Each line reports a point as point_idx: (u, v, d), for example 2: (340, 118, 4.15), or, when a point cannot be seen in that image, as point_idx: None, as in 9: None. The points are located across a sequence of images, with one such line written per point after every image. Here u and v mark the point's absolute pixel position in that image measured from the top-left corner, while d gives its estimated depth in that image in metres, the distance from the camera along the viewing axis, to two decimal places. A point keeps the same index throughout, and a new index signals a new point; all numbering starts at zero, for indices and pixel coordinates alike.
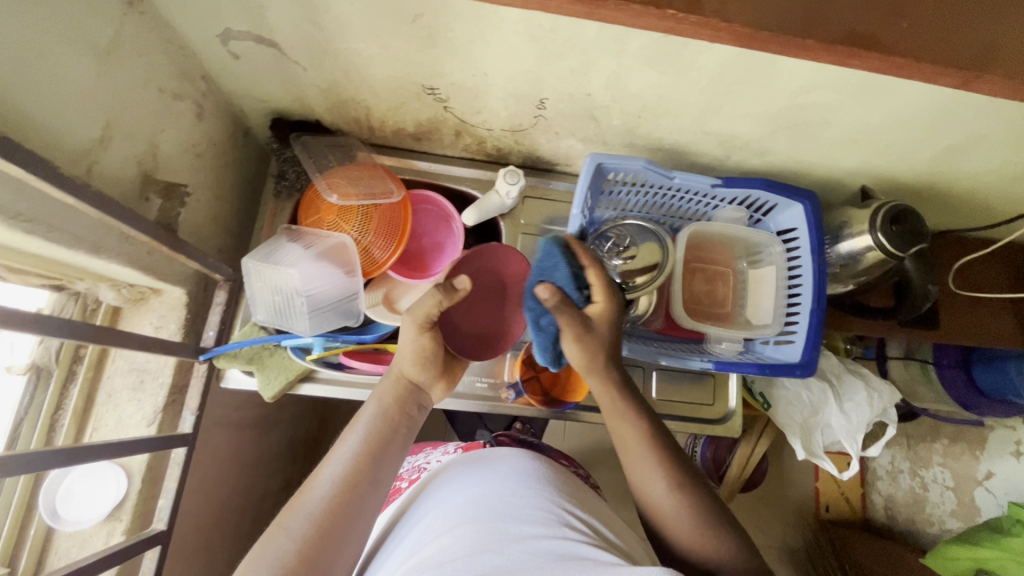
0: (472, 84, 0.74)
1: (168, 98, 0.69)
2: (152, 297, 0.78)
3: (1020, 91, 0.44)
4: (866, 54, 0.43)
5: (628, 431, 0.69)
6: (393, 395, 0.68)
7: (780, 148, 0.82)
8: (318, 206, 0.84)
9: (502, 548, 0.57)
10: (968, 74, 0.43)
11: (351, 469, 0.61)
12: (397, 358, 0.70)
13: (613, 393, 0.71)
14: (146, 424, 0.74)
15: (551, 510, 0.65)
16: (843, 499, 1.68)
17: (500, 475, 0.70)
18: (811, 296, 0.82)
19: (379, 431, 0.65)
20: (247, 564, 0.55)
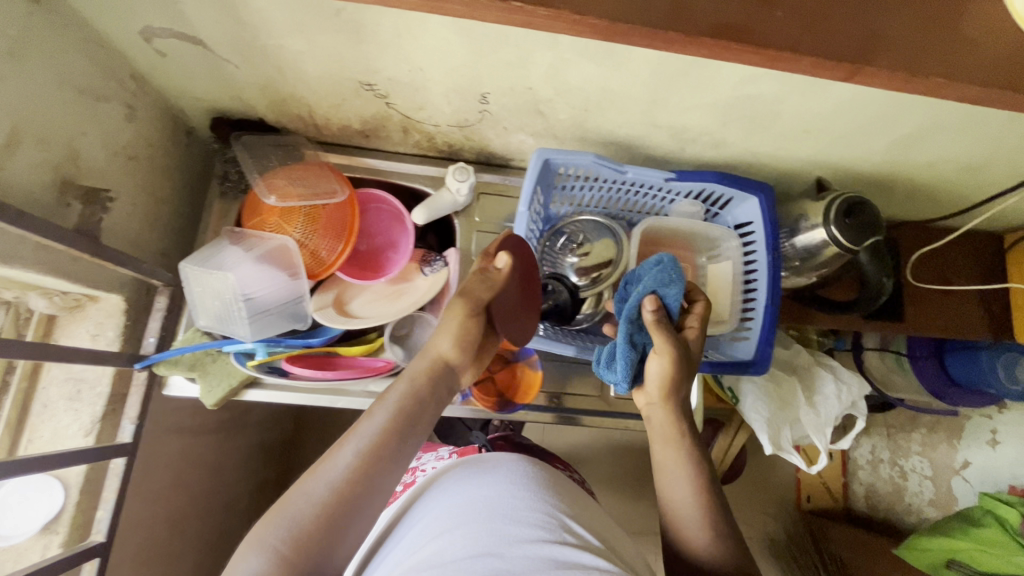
0: (410, 79, 0.72)
1: (90, 99, 0.66)
2: (88, 304, 0.75)
3: (905, 83, 0.42)
4: (729, 45, 0.41)
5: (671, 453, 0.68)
6: (426, 373, 0.62)
7: (734, 140, 0.80)
8: (260, 208, 0.82)
9: (507, 550, 0.56)
10: (850, 66, 0.42)
11: (378, 438, 0.56)
12: (433, 337, 0.64)
13: (675, 417, 0.68)
14: (83, 434, 0.73)
15: (552, 514, 0.64)
16: (824, 490, 1.67)
17: (505, 478, 0.69)
18: (767, 292, 0.81)
19: (410, 405, 0.59)
20: (259, 528, 0.51)
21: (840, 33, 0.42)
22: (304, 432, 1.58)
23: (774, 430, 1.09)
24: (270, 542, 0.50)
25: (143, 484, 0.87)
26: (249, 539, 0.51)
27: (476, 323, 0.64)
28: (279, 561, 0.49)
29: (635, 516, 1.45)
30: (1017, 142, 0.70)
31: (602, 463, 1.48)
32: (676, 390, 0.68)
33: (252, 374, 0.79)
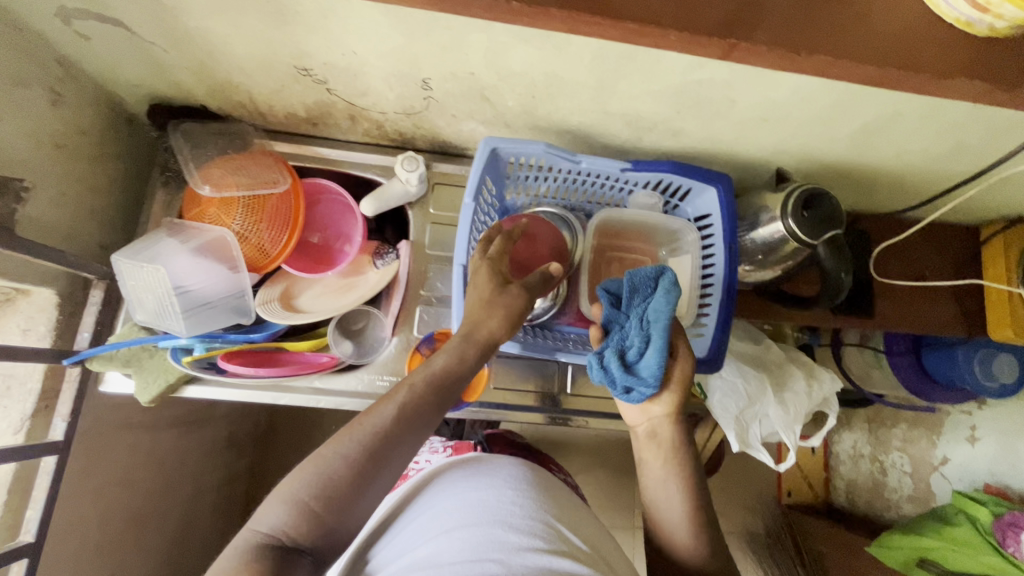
0: (346, 64, 0.69)
1: (5, 84, 0.63)
2: (19, 299, 0.72)
3: (778, 58, 0.44)
4: (586, 19, 0.42)
5: (674, 457, 0.66)
6: (474, 348, 0.62)
7: (691, 128, 0.76)
8: (198, 198, 0.79)
9: (505, 560, 0.56)
10: (722, 43, 0.43)
11: (416, 407, 0.57)
12: (478, 314, 0.64)
13: (676, 424, 0.67)
14: (12, 432, 0.70)
15: (544, 517, 0.63)
16: (805, 484, 1.65)
17: (506, 482, 0.67)
18: (722, 288, 0.79)
19: (446, 379, 0.60)
20: (290, 477, 0.53)
21: (710, 8, 0.44)
22: (277, 424, 1.56)
23: (742, 427, 1.07)
24: (300, 490, 0.51)
25: (87, 480, 0.85)
26: (274, 495, 0.52)
27: (520, 304, 0.64)
28: (304, 513, 0.50)
29: (609, 511, 1.43)
30: (982, 132, 0.67)
31: (577, 457, 1.46)
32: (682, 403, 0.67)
33: (188, 371, 0.76)
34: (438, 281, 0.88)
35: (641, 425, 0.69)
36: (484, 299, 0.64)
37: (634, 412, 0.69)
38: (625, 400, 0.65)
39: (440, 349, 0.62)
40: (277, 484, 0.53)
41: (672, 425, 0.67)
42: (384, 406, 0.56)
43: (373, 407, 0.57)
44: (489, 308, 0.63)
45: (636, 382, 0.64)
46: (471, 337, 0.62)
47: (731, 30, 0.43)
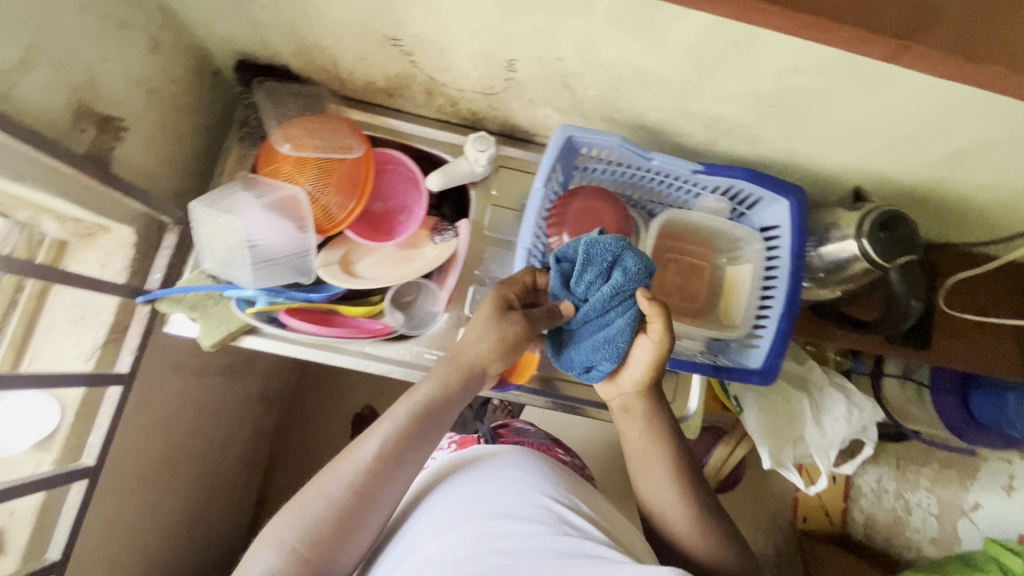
0: (436, 37, 0.69)
1: (113, 27, 0.65)
2: (100, 234, 0.76)
3: (956, 68, 0.42)
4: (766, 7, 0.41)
5: (656, 459, 0.70)
6: (452, 380, 0.66)
7: (769, 137, 0.75)
8: (274, 156, 0.81)
9: (510, 549, 0.56)
10: (898, 44, 0.41)
11: (395, 441, 0.61)
12: (462, 344, 0.67)
13: (648, 403, 0.71)
14: (84, 359, 0.74)
15: (550, 506, 0.64)
16: (823, 514, 1.59)
17: (506, 476, 0.68)
18: (784, 300, 0.76)
19: (430, 408, 0.64)
20: (279, 521, 0.57)
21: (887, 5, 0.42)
22: (305, 387, 1.62)
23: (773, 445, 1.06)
24: (287, 534, 0.55)
25: (141, 416, 0.90)
26: (264, 542, 0.56)
27: (517, 332, 0.66)
28: (293, 556, 0.54)
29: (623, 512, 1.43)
30: None
31: None
32: (652, 381, 0.69)
33: (250, 322, 0.78)
34: (493, 262, 0.89)
35: (615, 398, 0.73)
36: (475, 327, 0.67)
37: (609, 388, 0.73)
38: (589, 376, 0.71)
39: (424, 379, 0.66)
40: (272, 524, 0.58)
41: (643, 400, 0.71)
42: (365, 442, 0.61)
43: (356, 444, 0.62)
44: (479, 335, 0.66)
45: (592, 364, 0.69)
46: (454, 362, 0.67)
47: (911, 33, 0.41)
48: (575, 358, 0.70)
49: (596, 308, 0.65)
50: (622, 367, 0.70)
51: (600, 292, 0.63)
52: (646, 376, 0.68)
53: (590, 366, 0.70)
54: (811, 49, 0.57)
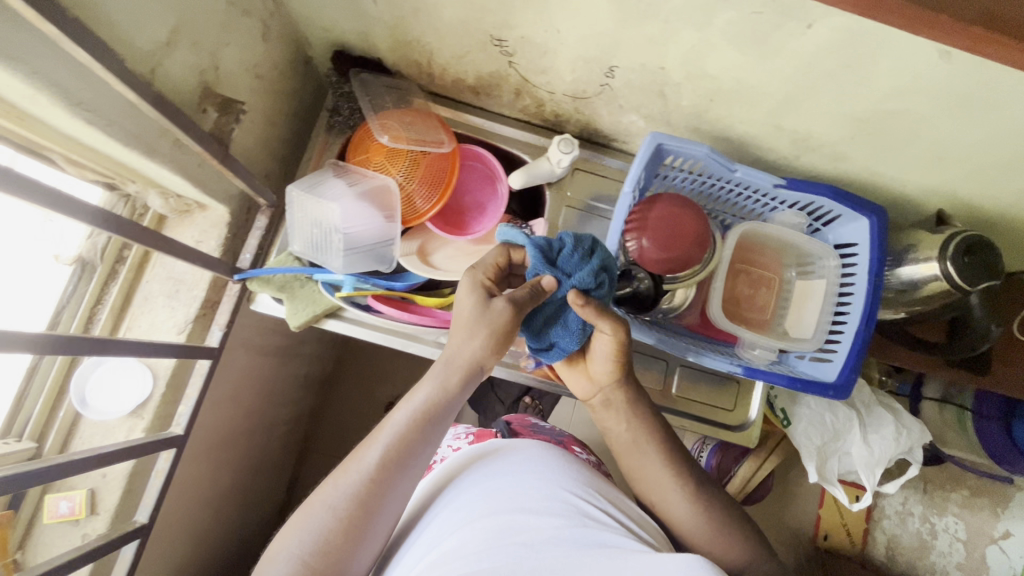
0: (543, 40, 0.71)
1: (236, 13, 0.67)
2: (197, 211, 0.79)
3: None
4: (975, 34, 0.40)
5: (650, 456, 0.75)
6: (450, 379, 0.63)
7: (856, 156, 0.76)
8: (368, 145, 0.84)
9: (528, 542, 0.57)
10: None
11: (395, 449, 0.60)
12: (458, 341, 0.64)
13: (628, 394, 0.75)
14: (176, 331, 0.76)
15: (566, 499, 0.64)
16: (845, 534, 1.42)
17: (522, 473, 0.68)
18: (861, 317, 0.78)
19: (429, 410, 0.63)
20: (289, 533, 0.58)
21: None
22: (341, 373, 1.64)
23: (818, 460, 1.08)
24: (297, 547, 0.56)
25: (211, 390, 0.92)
26: (273, 555, 0.57)
27: (507, 315, 0.62)
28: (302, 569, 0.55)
29: None
30: None
31: None
32: (620, 371, 0.72)
33: (338, 305, 0.80)
34: None
35: (594, 395, 0.77)
36: (464, 323, 0.64)
37: (584, 385, 0.77)
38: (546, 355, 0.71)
39: (422, 380, 0.65)
40: (281, 533, 0.59)
41: (620, 391, 0.75)
42: (364, 451, 0.61)
43: (356, 452, 0.62)
44: (471, 332, 0.63)
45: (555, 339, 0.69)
46: (452, 363, 0.64)
47: None
48: (542, 334, 0.69)
49: (583, 287, 0.64)
50: (591, 360, 0.74)
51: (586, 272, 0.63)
52: (614, 367, 0.72)
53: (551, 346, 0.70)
54: (928, 74, 0.58)
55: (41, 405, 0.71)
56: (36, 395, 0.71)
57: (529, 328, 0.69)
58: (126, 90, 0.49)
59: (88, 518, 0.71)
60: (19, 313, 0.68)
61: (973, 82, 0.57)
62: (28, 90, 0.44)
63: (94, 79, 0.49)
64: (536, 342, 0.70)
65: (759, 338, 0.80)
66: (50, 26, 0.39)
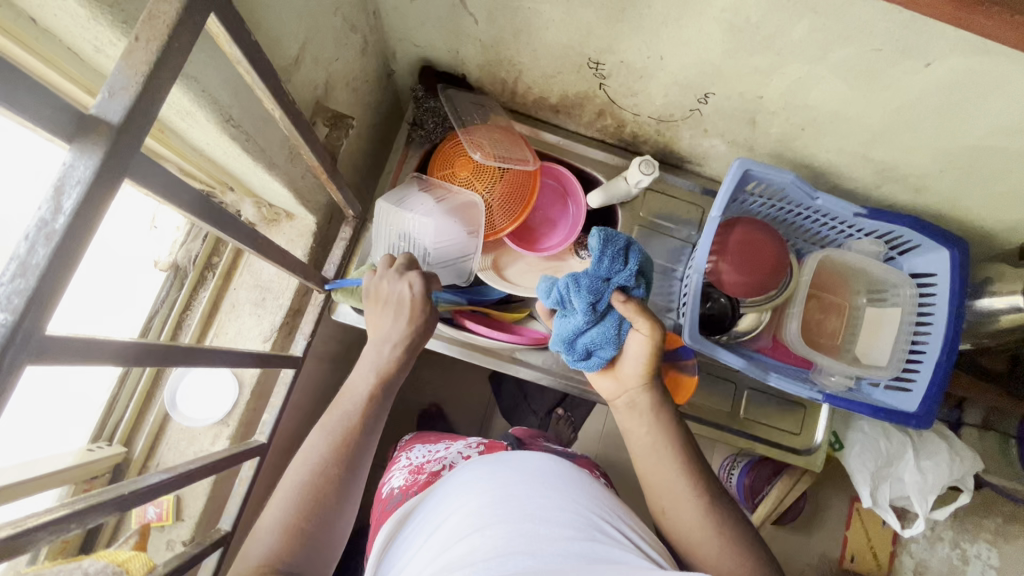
0: (642, 65, 0.72)
1: (347, 29, 0.68)
2: (284, 220, 0.80)
3: None
4: None
5: (666, 467, 0.64)
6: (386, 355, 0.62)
7: (940, 189, 0.77)
8: (453, 160, 0.86)
9: (535, 550, 0.52)
10: None
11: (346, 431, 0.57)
12: (384, 315, 0.64)
13: (650, 395, 0.67)
14: (261, 339, 0.77)
15: (579, 511, 0.60)
16: (871, 556, 1.40)
17: (528, 479, 0.64)
18: (942, 349, 0.78)
19: (383, 375, 0.61)
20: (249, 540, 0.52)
21: None
22: None
23: (872, 486, 1.09)
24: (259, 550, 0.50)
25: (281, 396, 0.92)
26: (257, 530, 0.53)
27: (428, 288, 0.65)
28: (291, 532, 0.51)
29: None
30: None
31: None
32: (652, 371, 0.66)
33: None
34: None
35: (619, 397, 0.69)
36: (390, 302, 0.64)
37: (610, 385, 0.70)
38: (585, 365, 0.68)
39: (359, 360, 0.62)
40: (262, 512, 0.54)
41: (647, 393, 0.67)
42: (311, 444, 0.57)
43: (322, 422, 0.59)
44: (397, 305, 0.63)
45: (594, 349, 0.66)
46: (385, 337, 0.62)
47: None
48: (576, 341, 0.66)
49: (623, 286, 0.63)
50: (620, 361, 0.67)
51: (629, 273, 0.61)
52: (647, 366, 0.65)
53: (589, 354, 0.67)
54: None
55: (131, 409, 0.72)
56: (127, 399, 0.72)
57: (562, 339, 0.66)
58: (273, 108, 0.49)
59: (173, 524, 0.72)
60: (115, 319, 0.69)
61: None
62: (189, 106, 0.45)
63: (240, 94, 0.50)
64: (572, 353, 0.67)
65: (837, 364, 0.80)
66: (234, 48, 0.39)
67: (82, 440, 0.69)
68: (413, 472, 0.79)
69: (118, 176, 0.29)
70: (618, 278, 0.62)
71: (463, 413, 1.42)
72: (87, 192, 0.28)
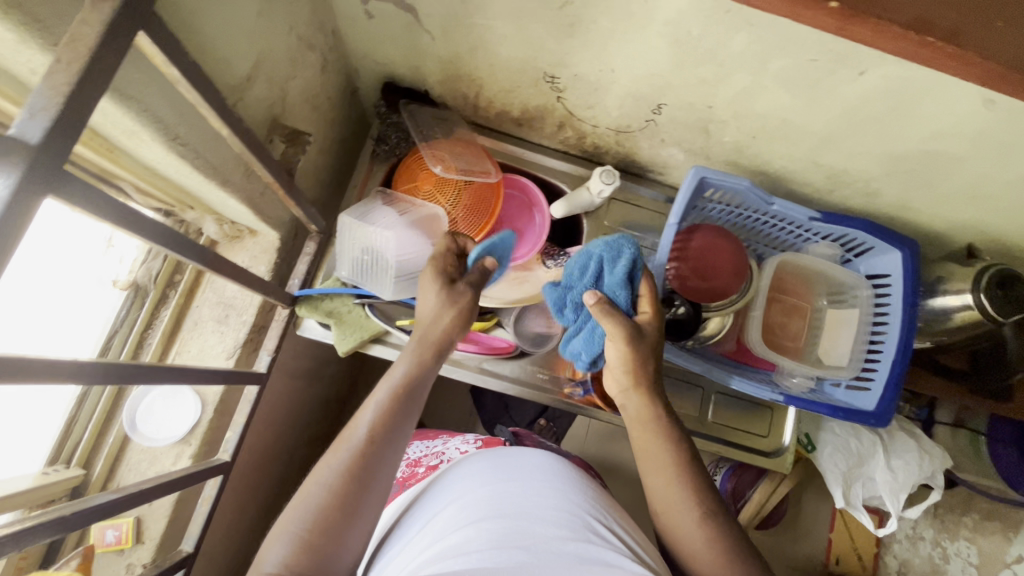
0: (596, 79, 0.74)
1: (304, 47, 0.69)
2: (247, 237, 0.80)
3: None
4: None
5: (660, 462, 0.63)
6: (422, 358, 0.64)
7: (889, 192, 0.79)
8: (416, 174, 0.86)
9: (528, 546, 0.53)
10: None
11: (378, 427, 0.59)
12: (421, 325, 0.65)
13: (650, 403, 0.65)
14: (225, 356, 0.76)
15: (573, 510, 0.60)
16: (855, 556, 1.39)
17: (527, 475, 0.64)
18: (898, 347, 0.80)
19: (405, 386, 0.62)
20: (280, 523, 0.56)
21: None
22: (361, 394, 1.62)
23: (845, 486, 1.10)
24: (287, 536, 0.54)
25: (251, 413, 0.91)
26: (286, 516, 0.56)
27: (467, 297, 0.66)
28: (302, 544, 0.53)
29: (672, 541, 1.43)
30: None
31: None
32: (637, 376, 0.65)
33: (384, 330, 0.82)
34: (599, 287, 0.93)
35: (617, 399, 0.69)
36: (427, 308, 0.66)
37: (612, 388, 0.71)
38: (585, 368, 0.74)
39: (395, 360, 0.64)
40: (277, 521, 0.56)
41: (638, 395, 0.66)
42: (343, 443, 0.59)
43: (343, 433, 0.60)
44: (433, 315, 0.64)
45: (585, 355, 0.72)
46: (420, 340, 0.64)
47: None
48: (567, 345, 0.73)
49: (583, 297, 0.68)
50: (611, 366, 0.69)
51: (583, 283, 0.67)
52: (627, 371, 0.65)
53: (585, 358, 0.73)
54: (970, 119, 0.62)
55: (89, 431, 0.71)
56: (85, 421, 0.71)
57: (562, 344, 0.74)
58: (221, 127, 0.50)
59: (134, 547, 0.70)
60: (72, 340, 0.68)
61: (1012, 126, 0.61)
62: (133, 125, 0.45)
63: (187, 112, 0.50)
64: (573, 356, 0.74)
65: (798, 365, 0.81)
66: (173, 70, 0.40)
67: (37, 463, 0.68)
68: (410, 463, 0.81)
69: (38, 196, 0.30)
70: (577, 287, 0.68)
71: (443, 425, 1.42)
72: (5, 212, 0.28)
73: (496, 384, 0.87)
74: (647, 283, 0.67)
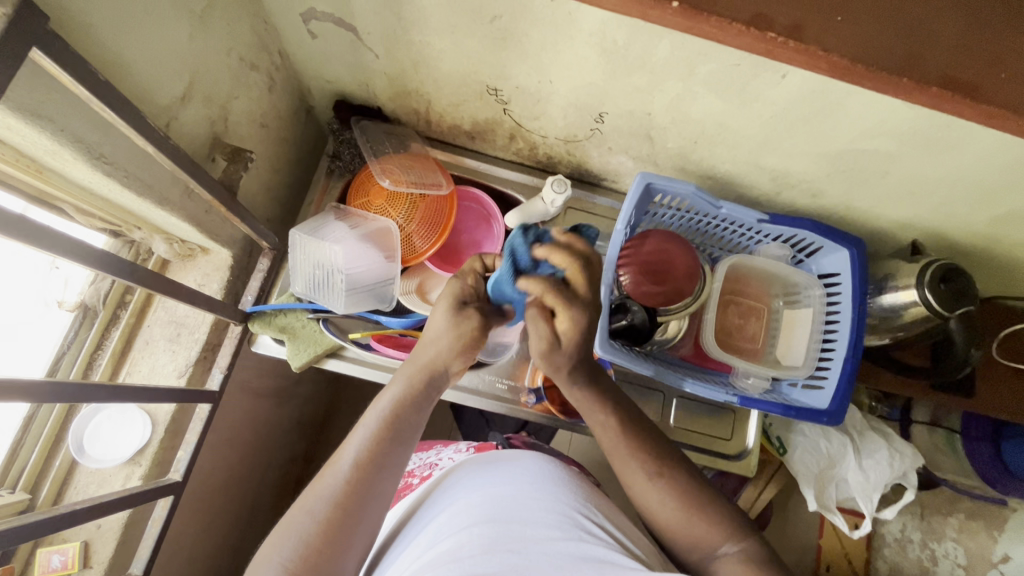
0: (536, 89, 0.75)
1: (246, 68, 0.70)
2: (200, 255, 0.80)
3: None
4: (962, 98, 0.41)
5: (619, 445, 0.65)
6: (416, 382, 0.64)
7: (832, 192, 0.81)
8: (369, 188, 0.87)
9: (521, 548, 0.53)
10: None
11: (369, 452, 0.60)
12: (422, 346, 0.65)
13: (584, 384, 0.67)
14: (177, 375, 0.76)
15: (564, 508, 0.59)
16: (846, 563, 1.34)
17: (517, 475, 0.63)
18: (849, 346, 0.81)
19: (398, 414, 0.62)
20: (269, 548, 0.56)
21: None
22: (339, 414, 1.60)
23: (817, 488, 1.09)
24: (277, 561, 0.55)
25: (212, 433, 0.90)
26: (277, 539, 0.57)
27: (474, 327, 0.64)
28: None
29: None
30: None
31: None
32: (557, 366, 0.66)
33: (338, 344, 0.82)
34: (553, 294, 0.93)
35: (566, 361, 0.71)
36: (429, 332, 0.65)
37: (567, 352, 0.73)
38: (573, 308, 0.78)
39: (388, 385, 0.65)
40: (266, 543, 0.57)
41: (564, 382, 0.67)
42: (336, 467, 0.60)
43: (336, 455, 0.61)
44: (435, 337, 0.64)
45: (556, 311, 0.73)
46: (415, 363, 0.65)
47: None
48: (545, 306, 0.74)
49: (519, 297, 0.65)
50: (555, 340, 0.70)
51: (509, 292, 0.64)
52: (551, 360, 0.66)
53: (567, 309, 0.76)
54: (892, 118, 0.63)
55: (36, 453, 0.71)
56: (32, 442, 0.71)
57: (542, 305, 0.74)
58: (145, 145, 0.51)
59: (81, 572, 0.69)
60: (17, 361, 0.68)
61: (932, 122, 0.62)
62: (49, 144, 0.46)
63: (110, 132, 0.51)
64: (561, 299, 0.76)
65: (751, 366, 0.82)
66: (80, 88, 0.41)
67: None
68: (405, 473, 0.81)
69: None
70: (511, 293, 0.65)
71: None
72: None
73: (457, 396, 0.87)
74: (557, 292, 0.61)
